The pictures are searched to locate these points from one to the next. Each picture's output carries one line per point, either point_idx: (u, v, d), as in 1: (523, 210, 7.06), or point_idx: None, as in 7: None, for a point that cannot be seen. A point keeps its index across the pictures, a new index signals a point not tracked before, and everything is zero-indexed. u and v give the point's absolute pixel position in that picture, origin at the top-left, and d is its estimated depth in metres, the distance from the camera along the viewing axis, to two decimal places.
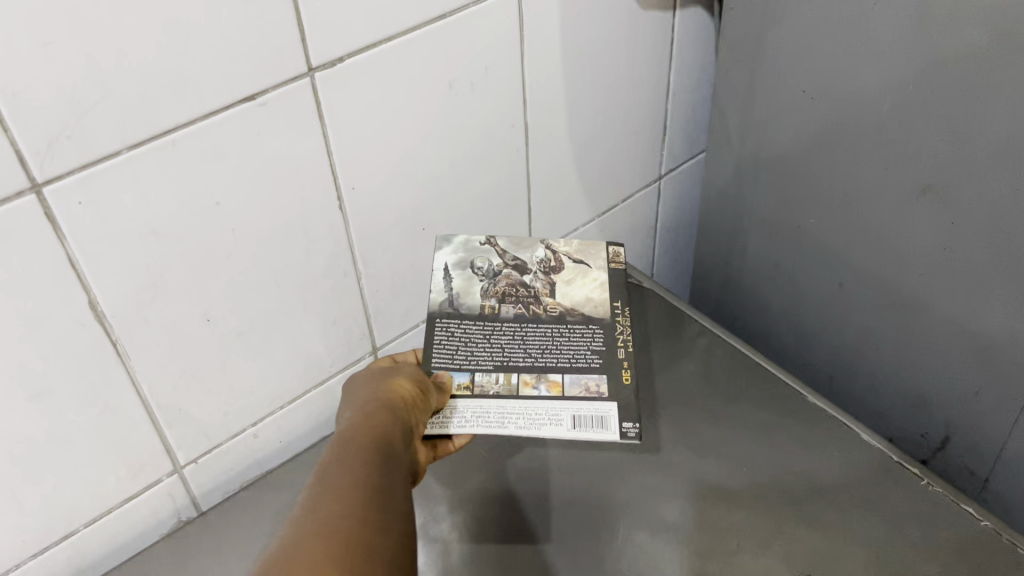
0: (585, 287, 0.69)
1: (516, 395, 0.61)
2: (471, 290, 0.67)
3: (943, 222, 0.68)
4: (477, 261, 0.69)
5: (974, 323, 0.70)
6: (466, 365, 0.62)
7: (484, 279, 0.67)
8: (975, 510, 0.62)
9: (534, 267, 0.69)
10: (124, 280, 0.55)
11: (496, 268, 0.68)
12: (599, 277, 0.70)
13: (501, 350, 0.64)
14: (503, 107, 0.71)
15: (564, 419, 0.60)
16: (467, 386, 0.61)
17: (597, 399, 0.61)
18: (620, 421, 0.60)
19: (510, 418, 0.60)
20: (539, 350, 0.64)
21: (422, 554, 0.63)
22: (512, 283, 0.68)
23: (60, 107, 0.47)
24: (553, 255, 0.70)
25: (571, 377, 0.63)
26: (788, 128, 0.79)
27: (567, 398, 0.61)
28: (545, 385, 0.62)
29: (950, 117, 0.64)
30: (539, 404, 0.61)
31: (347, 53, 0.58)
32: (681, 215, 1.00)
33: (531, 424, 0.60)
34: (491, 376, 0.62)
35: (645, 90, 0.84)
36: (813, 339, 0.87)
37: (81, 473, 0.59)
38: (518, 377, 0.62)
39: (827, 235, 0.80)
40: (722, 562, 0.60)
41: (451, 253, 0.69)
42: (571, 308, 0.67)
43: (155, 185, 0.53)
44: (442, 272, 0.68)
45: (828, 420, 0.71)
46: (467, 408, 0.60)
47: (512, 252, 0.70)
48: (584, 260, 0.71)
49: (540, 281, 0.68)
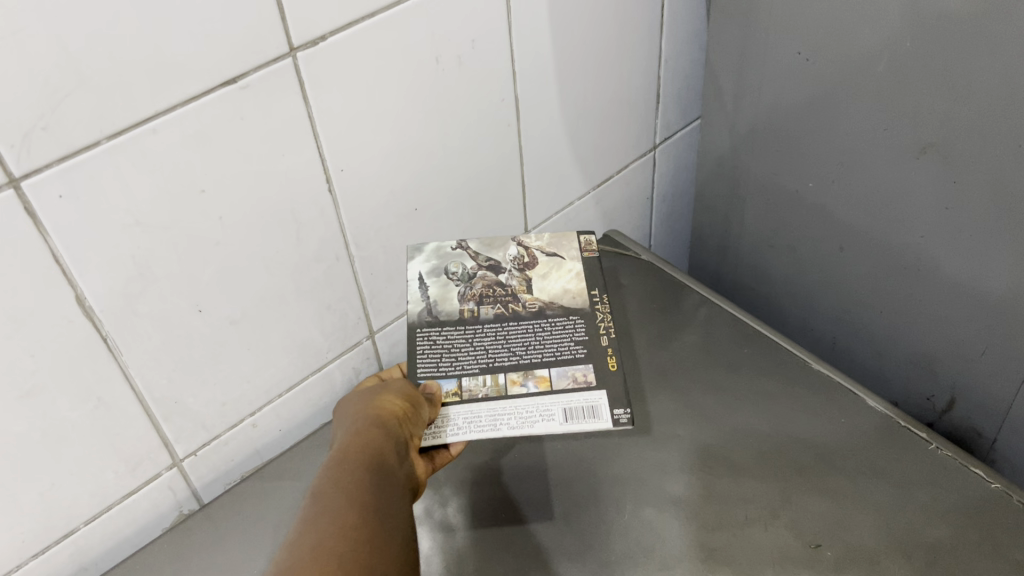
0: (562, 279, 0.69)
1: (505, 395, 0.60)
2: (448, 295, 0.67)
3: (944, 181, 0.67)
4: (451, 266, 0.69)
5: (980, 282, 0.69)
6: (452, 371, 0.62)
7: (460, 283, 0.67)
8: (984, 473, 0.61)
9: (508, 265, 0.69)
10: (111, 274, 0.53)
11: (471, 271, 0.68)
12: (574, 267, 0.69)
13: (484, 351, 0.63)
14: (492, 79, 0.69)
15: (556, 413, 0.59)
16: (455, 393, 0.61)
17: (586, 388, 0.61)
18: (612, 409, 0.59)
19: (502, 419, 0.59)
20: (523, 347, 0.63)
21: (426, 537, 0.63)
22: (487, 283, 0.67)
23: (34, 97, 0.45)
24: (526, 252, 0.70)
25: (557, 370, 0.62)
26: (783, 88, 0.77)
27: (556, 392, 0.60)
28: (533, 381, 0.61)
29: (951, 71, 0.62)
30: (528, 401, 0.60)
31: (329, 32, 0.56)
32: (678, 185, 0.99)
33: (523, 422, 0.59)
34: (477, 380, 0.61)
35: (638, 55, 0.82)
36: (815, 303, 0.86)
37: (77, 470, 0.58)
38: (505, 377, 0.61)
39: (827, 200, 0.78)
40: (731, 533, 0.60)
41: (424, 261, 0.69)
42: (549, 302, 0.67)
43: (138, 175, 0.51)
44: (417, 281, 0.68)
45: (832, 387, 0.70)
46: (458, 415, 0.59)
47: (484, 253, 0.69)
48: (557, 252, 0.70)
49: (516, 278, 0.68)
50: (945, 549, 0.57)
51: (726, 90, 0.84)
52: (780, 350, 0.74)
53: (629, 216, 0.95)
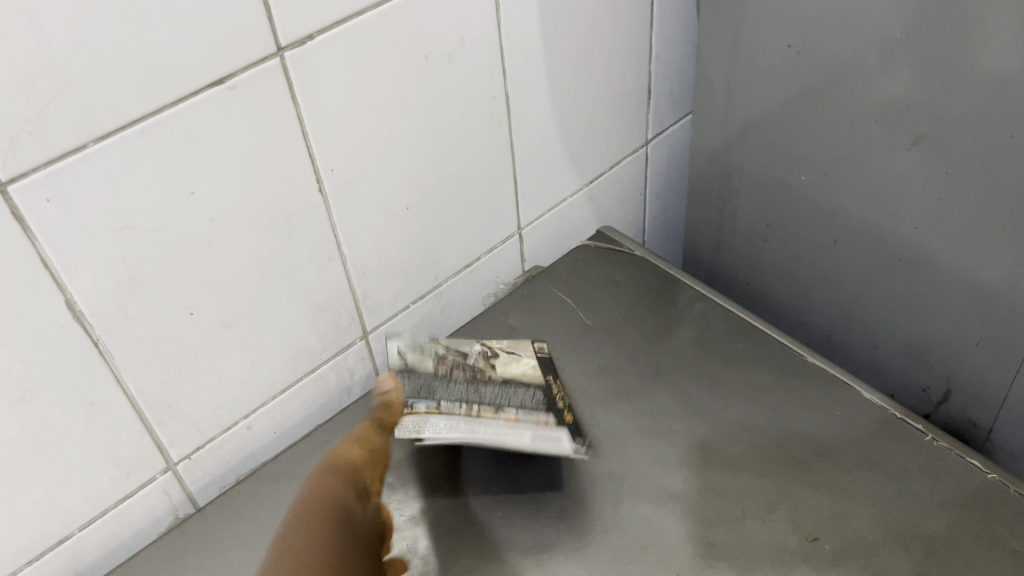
0: (522, 366, 0.72)
1: (478, 418, 0.64)
2: (424, 358, 0.69)
3: (936, 173, 0.67)
4: (424, 347, 0.71)
5: (974, 272, 0.69)
6: (429, 396, 0.65)
7: (432, 355, 0.70)
8: (980, 463, 0.61)
9: (476, 353, 0.72)
10: (101, 278, 0.53)
11: (441, 354, 0.71)
12: (531, 360, 0.73)
13: (459, 390, 0.66)
14: (482, 76, 0.69)
15: (525, 436, 0.62)
16: (433, 408, 0.64)
17: (550, 427, 0.64)
18: (570, 441, 0.64)
19: (477, 426, 0.62)
20: (494, 391, 0.67)
21: (423, 538, 0.62)
22: (457, 362, 0.70)
23: (19, 100, 0.45)
24: (490, 347, 0.73)
25: (524, 410, 0.65)
26: (773, 82, 0.76)
27: (525, 423, 0.64)
28: (504, 413, 0.64)
29: (942, 62, 0.62)
30: (499, 423, 0.63)
31: (317, 31, 0.56)
32: (671, 179, 0.99)
33: (496, 432, 0.62)
34: (454, 404, 0.65)
35: (629, 50, 0.82)
36: (810, 296, 0.86)
37: (71, 476, 0.57)
38: (479, 406, 0.65)
39: (819, 193, 0.78)
40: (729, 528, 0.60)
41: (399, 340, 0.71)
42: (512, 377, 0.69)
43: (126, 178, 0.51)
44: (392, 351, 0.70)
45: (827, 379, 0.70)
46: (438, 424, 0.63)
47: (455, 346, 0.73)
48: (517, 351, 0.74)
49: (481, 361, 0.71)
50: (942, 540, 0.57)
51: (717, 85, 0.84)
52: (776, 344, 0.74)
53: (623, 212, 0.95)
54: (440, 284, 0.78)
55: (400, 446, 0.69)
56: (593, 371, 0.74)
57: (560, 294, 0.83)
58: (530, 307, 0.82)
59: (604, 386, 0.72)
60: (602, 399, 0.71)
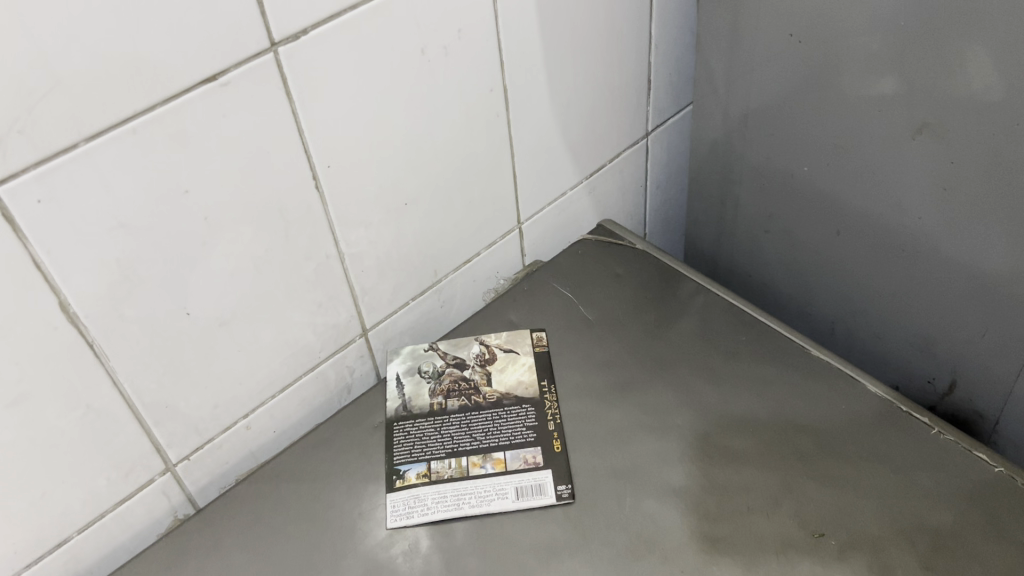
0: (518, 371, 0.74)
1: (467, 476, 0.65)
2: (421, 391, 0.72)
3: (941, 162, 0.66)
4: (423, 365, 0.74)
5: (980, 262, 0.68)
6: (422, 456, 0.67)
7: (430, 380, 0.73)
8: (987, 455, 0.61)
9: (471, 362, 0.75)
10: (96, 278, 0.52)
11: (440, 368, 0.74)
12: (527, 360, 0.75)
13: (450, 438, 0.68)
14: (479, 69, 0.68)
15: (509, 491, 0.64)
16: (424, 474, 0.65)
17: (535, 468, 0.65)
18: (555, 485, 0.63)
19: (464, 498, 0.63)
20: (482, 433, 0.68)
21: (425, 538, 0.61)
22: (454, 378, 0.73)
23: (7, 100, 0.44)
24: (487, 349, 0.76)
25: (511, 453, 0.66)
26: (774, 72, 0.76)
27: (510, 472, 0.65)
28: (490, 463, 0.66)
29: (946, 50, 0.61)
30: (485, 481, 0.64)
31: (311, 25, 0.55)
32: (671, 170, 0.98)
33: (482, 500, 0.63)
34: (444, 462, 0.66)
35: (628, 41, 0.80)
36: (813, 288, 0.85)
37: (68, 478, 0.57)
38: (468, 459, 0.66)
39: (822, 183, 0.77)
40: (733, 524, 0.59)
41: (400, 363, 0.75)
42: (505, 392, 0.72)
43: (119, 177, 0.50)
44: (393, 381, 0.73)
45: (831, 372, 0.69)
46: (427, 495, 0.64)
47: (452, 352, 0.76)
48: (514, 348, 0.76)
49: (478, 373, 0.74)
50: (949, 535, 0.56)
51: (718, 75, 0.83)
52: (779, 336, 0.73)
53: (623, 205, 0.94)
54: (440, 280, 0.77)
55: (401, 447, 0.68)
56: (594, 366, 0.73)
57: (560, 288, 0.82)
58: (530, 302, 0.81)
59: (605, 381, 0.72)
60: (602, 395, 0.71)
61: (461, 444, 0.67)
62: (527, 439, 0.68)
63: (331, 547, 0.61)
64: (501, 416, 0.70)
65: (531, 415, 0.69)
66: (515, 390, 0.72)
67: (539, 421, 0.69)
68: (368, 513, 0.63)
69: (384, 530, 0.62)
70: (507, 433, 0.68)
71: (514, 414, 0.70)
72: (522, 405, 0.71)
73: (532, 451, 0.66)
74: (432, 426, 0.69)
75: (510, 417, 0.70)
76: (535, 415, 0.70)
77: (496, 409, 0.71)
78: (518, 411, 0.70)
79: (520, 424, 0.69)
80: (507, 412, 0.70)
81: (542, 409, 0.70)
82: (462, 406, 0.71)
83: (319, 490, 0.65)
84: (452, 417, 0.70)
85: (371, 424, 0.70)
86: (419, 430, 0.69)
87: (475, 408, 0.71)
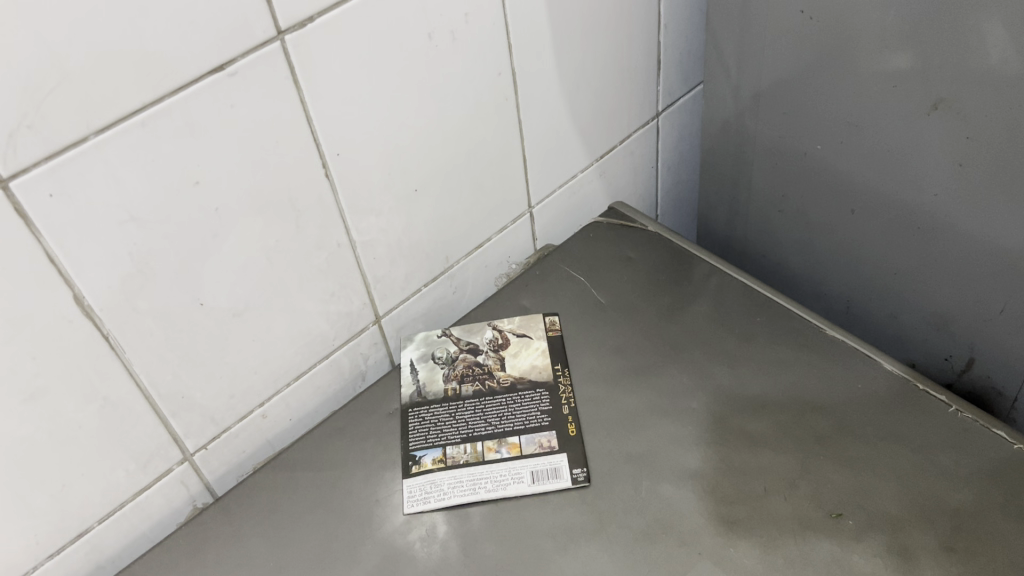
0: (531, 356, 0.74)
1: (482, 461, 0.65)
2: (435, 377, 0.72)
3: (955, 138, 0.66)
4: (437, 352, 0.74)
5: (997, 237, 0.68)
6: (438, 442, 0.67)
7: (444, 366, 0.73)
8: (1007, 433, 0.60)
9: (485, 347, 0.75)
10: (110, 272, 0.52)
11: (453, 354, 0.74)
12: (540, 345, 0.74)
13: (465, 423, 0.68)
14: (486, 53, 0.68)
15: (525, 475, 0.64)
16: (440, 460, 0.66)
17: (550, 452, 0.65)
18: (571, 468, 0.63)
19: (481, 483, 0.63)
20: (497, 418, 0.69)
21: (443, 523, 0.62)
22: (468, 364, 0.73)
23: (16, 96, 0.44)
24: (500, 334, 0.76)
25: (526, 437, 0.67)
26: (787, 48, 0.74)
27: (525, 456, 0.65)
28: (505, 448, 0.66)
29: (962, 23, 0.60)
30: (501, 466, 0.65)
31: (316, 13, 0.55)
32: (683, 150, 0.97)
33: (499, 485, 0.63)
34: (459, 448, 0.66)
35: (637, 20, 0.80)
36: (828, 266, 0.85)
37: (87, 470, 0.57)
38: (483, 445, 0.66)
39: (836, 162, 0.76)
40: (751, 506, 0.59)
41: (414, 349, 0.75)
42: (519, 377, 0.72)
43: (130, 169, 0.50)
44: (408, 367, 0.73)
45: (848, 352, 0.69)
46: (443, 480, 0.64)
47: (465, 338, 0.76)
48: (527, 333, 0.76)
49: (491, 358, 0.74)
50: (969, 512, 0.56)
51: (728, 54, 0.82)
52: (794, 317, 0.73)
53: (635, 186, 0.93)
54: (452, 266, 0.77)
55: (417, 433, 0.68)
56: (608, 350, 0.73)
57: (573, 272, 0.82)
58: (543, 287, 0.81)
59: (619, 365, 0.72)
60: (616, 379, 0.70)
61: (476, 430, 0.68)
62: (541, 422, 0.68)
63: (349, 534, 0.62)
64: (516, 401, 0.70)
65: (546, 400, 0.70)
66: (529, 374, 0.72)
67: (553, 406, 0.69)
68: (385, 499, 0.64)
69: (401, 516, 0.62)
70: (522, 417, 0.68)
71: (528, 399, 0.70)
72: (536, 390, 0.71)
73: (547, 435, 0.66)
74: (447, 412, 0.70)
75: (525, 401, 0.70)
76: (549, 399, 0.70)
77: (510, 394, 0.71)
78: (532, 395, 0.70)
79: (535, 408, 0.69)
80: (521, 396, 0.70)
81: (557, 393, 0.70)
82: (476, 392, 0.71)
83: (336, 478, 0.66)
84: (467, 402, 0.70)
85: (386, 412, 0.70)
86: (434, 416, 0.69)
87: (489, 393, 0.71)
